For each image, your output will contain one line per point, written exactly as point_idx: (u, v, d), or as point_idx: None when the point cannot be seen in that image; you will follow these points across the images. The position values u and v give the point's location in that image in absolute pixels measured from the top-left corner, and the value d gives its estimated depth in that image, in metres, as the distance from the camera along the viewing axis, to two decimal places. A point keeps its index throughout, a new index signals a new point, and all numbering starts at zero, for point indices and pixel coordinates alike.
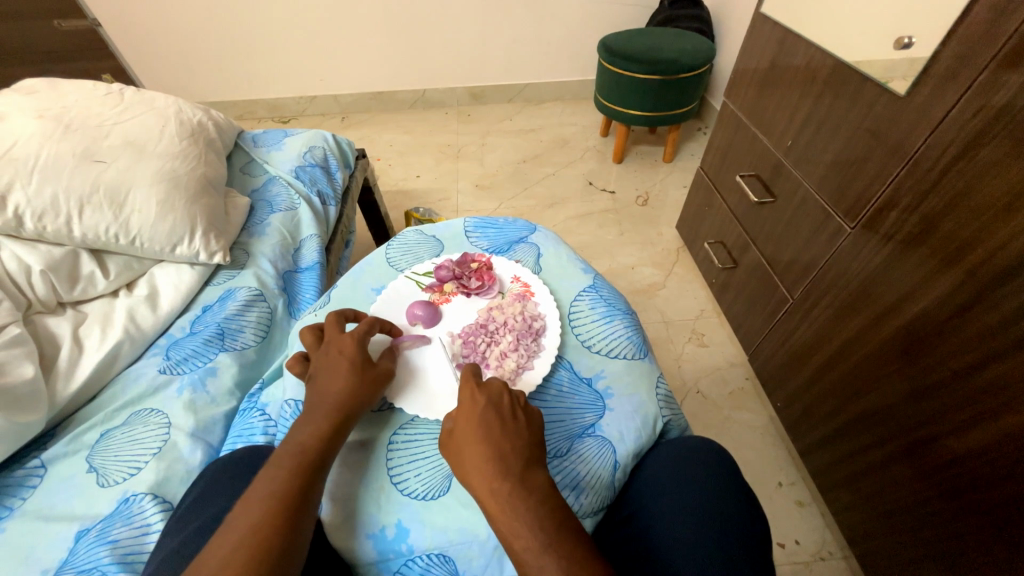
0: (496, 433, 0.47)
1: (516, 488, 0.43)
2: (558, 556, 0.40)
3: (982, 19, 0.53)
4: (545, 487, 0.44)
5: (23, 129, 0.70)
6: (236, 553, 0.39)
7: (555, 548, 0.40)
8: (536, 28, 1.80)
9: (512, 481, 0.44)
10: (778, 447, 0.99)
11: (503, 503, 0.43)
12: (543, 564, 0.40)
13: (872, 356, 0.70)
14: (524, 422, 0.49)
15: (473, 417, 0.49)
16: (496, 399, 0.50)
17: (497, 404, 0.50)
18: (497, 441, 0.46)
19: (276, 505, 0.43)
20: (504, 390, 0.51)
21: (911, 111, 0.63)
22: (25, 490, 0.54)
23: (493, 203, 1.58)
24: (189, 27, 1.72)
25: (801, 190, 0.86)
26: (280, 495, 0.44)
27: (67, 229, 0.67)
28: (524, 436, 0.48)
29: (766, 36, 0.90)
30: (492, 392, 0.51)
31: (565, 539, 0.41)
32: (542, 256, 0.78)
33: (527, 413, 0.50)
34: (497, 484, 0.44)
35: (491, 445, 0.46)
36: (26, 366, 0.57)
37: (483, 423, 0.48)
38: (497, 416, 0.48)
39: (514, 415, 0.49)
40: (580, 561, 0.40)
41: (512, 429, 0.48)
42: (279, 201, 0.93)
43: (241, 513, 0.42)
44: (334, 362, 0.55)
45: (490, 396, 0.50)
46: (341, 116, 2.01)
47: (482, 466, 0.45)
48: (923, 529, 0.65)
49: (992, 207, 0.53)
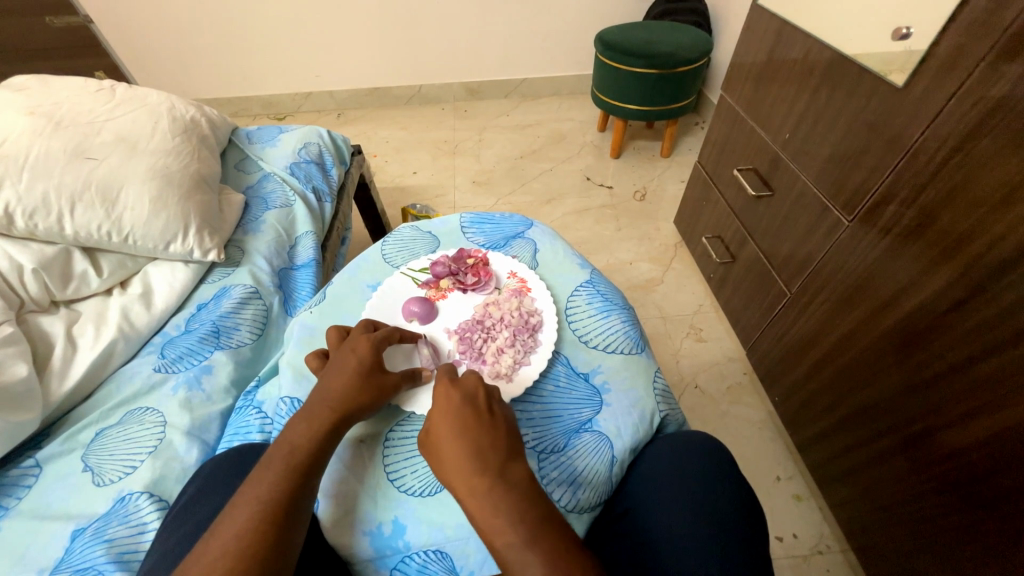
0: (473, 428, 0.47)
1: (495, 483, 0.43)
2: (541, 551, 0.39)
3: (980, 9, 0.52)
4: (527, 481, 0.44)
5: (14, 126, 0.70)
6: (221, 558, 0.38)
7: (538, 541, 0.40)
8: (534, 23, 1.79)
9: (490, 476, 0.44)
10: (776, 442, 0.99)
11: (483, 499, 0.43)
12: (530, 559, 0.39)
13: (869, 351, 0.70)
14: (501, 416, 0.49)
15: (450, 414, 0.49)
16: (472, 395, 0.51)
17: (473, 400, 0.50)
18: (474, 437, 0.47)
19: (265, 508, 0.42)
20: (479, 384, 0.52)
21: (909, 102, 0.63)
22: (21, 490, 0.54)
23: (490, 199, 1.58)
24: (183, 23, 1.70)
25: (799, 183, 0.86)
26: (268, 498, 0.43)
27: (59, 228, 0.66)
28: (501, 430, 0.48)
29: (763, 28, 0.90)
30: (468, 387, 0.51)
31: (548, 533, 0.40)
32: (539, 251, 0.77)
33: (501, 408, 0.51)
34: (476, 481, 0.44)
35: (468, 442, 0.46)
36: (20, 365, 0.56)
37: (461, 418, 0.48)
38: (472, 411, 0.49)
39: (490, 410, 0.50)
40: (564, 553, 0.39)
41: (486, 422, 0.48)
42: (274, 198, 0.93)
43: (227, 517, 0.41)
44: (345, 359, 0.54)
45: (466, 392, 0.51)
46: (338, 112, 2.00)
47: (460, 462, 0.45)
48: (920, 522, 0.65)
49: (990, 199, 0.53)
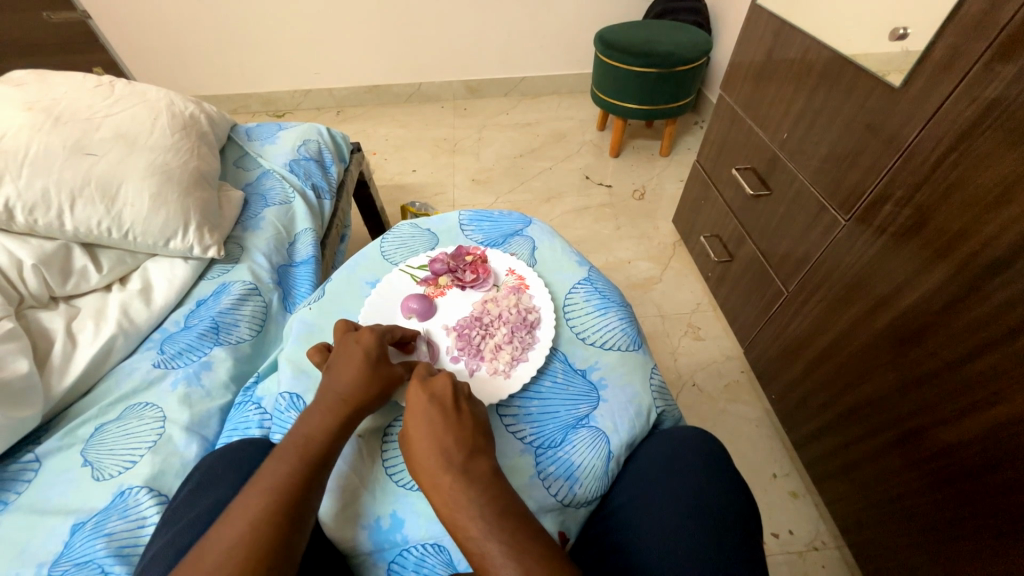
0: (438, 427, 0.48)
1: (463, 484, 0.44)
2: (517, 549, 0.39)
3: (975, 10, 0.53)
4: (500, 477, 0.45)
5: (13, 121, 0.70)
6: (237, 550, 0.38)
7: (508, 537, 0.40)
8: (534, 21, 1.79)
9: (458, 476, 0.44)
10: (773, 439, 1.00)
11: (458, 500, 0.43)
12: (524, 558, 0.39)
13: (865, 349, 0.71)
14: (469, 414, 0.50)
15: (418, 415, 0.49)
16: (440, 394, 0.51)
17: (441, 399, 0.50)
18: (439, 438, 0.47)
19: (282, 499, 0.42)
20: (448, 382, 0.52)
21: (905, 102, 0.63)
22: (21, 485, 0.54)
23: (490, 197, 1.58)
24: (181, 20, 1.70)
25: (797, 183, 0.86)
26: (283, 489, 0.43)
27: (59, 223, 0.67)
28: (468, 431, 0.48)
29: (762, 28, 0.90)
30: (437, 388, 0.51)
31: (520, 528, 0.41)
32: (537, 248, 0.78)
33: (470, 404, 0.51)
34: (467, 481, 0.44)
35: (433, 442, 0.47)
36: (21, 361, 0.57)
37: (431, 418, 0.48)
38: (441, 412, 0.49)
39: (458, 408, 0.50)
40: (535, 551, 0.39)
41: (453, 422, 0.49)
42: (273, 195, 0.93)
43: (242, 506, 0.42)
44: (351, 351, 0.55)
45: (435, 392, 0.51)
46: (337, 110, 2.00)
47: (427, 460, 0.46)
48: (913, 518, 0.66)
49: (983, 199, 0.54)
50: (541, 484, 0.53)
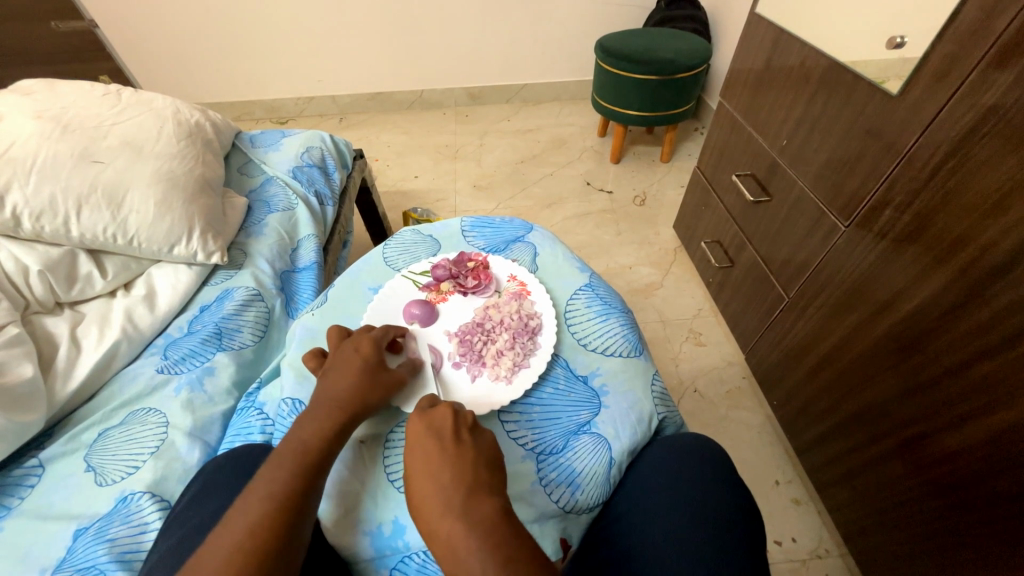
0: (436, 458, 0.47)
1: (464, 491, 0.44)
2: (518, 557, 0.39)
3: (972, 20, 0.53)
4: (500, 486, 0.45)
5: (22, 129, 0.71)
6: (241, 556, 0.38)
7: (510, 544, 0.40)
8: (535, 28, 1.80)
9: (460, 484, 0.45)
10: (775, 446, 1.00)
11: (459, 508, 0.43)
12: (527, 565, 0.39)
13: (866, 355, 0.71)
14: (471, 444, 0.49)
15: (415, 448, 0.49)
16: (440, 425, 0.50)
17: (440, 430, 0.50)
18: (435, 469, 0.46)
19: (286, 505, 0.42)
20: (449, 413, 0.51)
21: (903, 110, 0.64)
22: (23, 490, 0.55)
23: (491, 203, 1.59)
24: (187, 29, 1.73)
25: (797, 188, 0.86)
26: (286, 496, 0.43)
27: (65, 230, 0.67)
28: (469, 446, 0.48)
29: (760, 36, 0.91)
30: (437, 418, 0.51)
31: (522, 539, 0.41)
32: (538, 254, 0.78)
33: (473, 434, 0.50)
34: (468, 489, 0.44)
35: (434, 460, 0.47)
36: (25, 366, 0.57)
37: (431, 452, 0.48)
38: (438, 442, 0.49)
39: (458, 437, 0.49)
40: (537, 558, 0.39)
41: (451, 451, 0.48)
42: (276, 201, 0.94)
43: (247, 512, 0.42)
44: (350, 358, 0.55)
45: (434, 423, 0.51)
46: (340, 117, 2.02)
47: (429, 472, 0.46)
48: (917, 525, 0.66)
49: (982, 205, 0.54)
50: (543, 490, 0.53)
